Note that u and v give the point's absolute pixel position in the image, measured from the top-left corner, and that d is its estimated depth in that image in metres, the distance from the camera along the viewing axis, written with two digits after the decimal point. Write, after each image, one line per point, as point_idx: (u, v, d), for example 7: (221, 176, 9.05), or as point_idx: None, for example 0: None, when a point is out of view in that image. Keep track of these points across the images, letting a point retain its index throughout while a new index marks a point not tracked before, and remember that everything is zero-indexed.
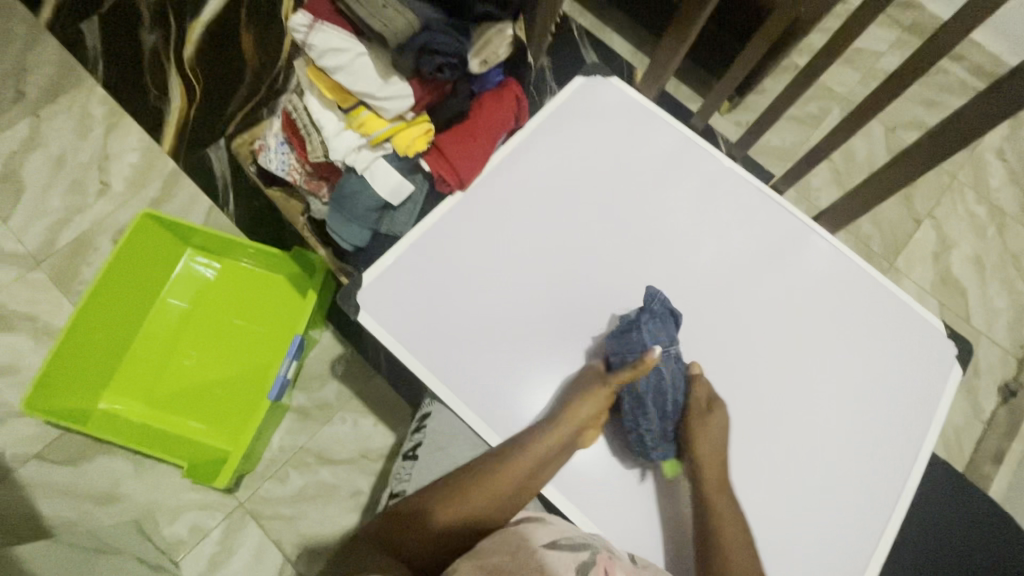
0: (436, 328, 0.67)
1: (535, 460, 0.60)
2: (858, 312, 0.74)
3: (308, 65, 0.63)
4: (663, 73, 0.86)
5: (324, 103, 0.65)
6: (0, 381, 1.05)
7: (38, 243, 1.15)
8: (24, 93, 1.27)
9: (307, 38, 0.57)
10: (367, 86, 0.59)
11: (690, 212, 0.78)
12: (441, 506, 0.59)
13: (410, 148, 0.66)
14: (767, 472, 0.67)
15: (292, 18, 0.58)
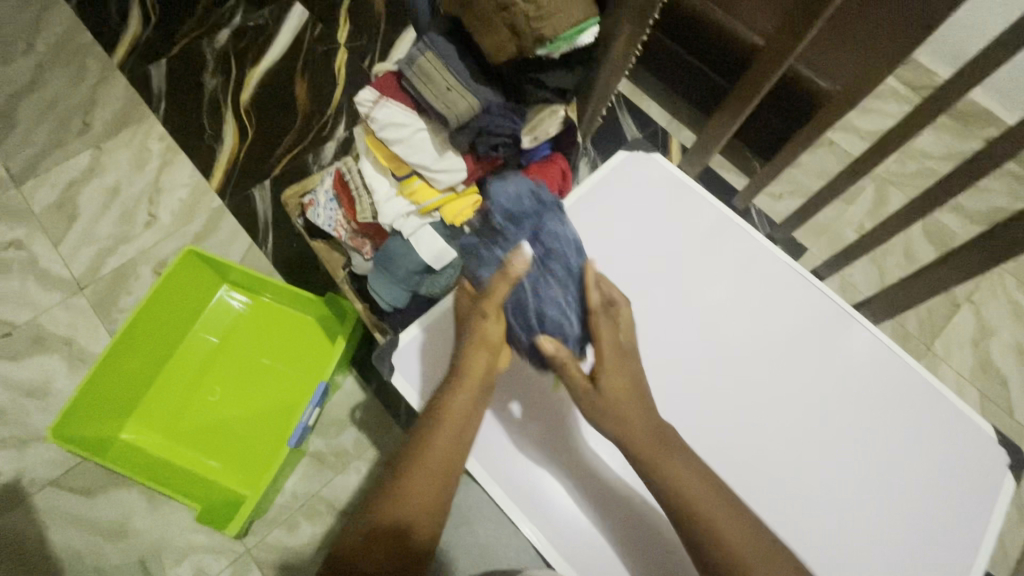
0: None
1: (455, 419, 0.53)
2: (901, 406, 0.71)
3: (367, 134, 0.67)
4: (715, 141, 0.86)
5: (378, 169, 0.69)
6: (30, 403, 1.07)
7: (83, 269, 1.19)
8: (89, 126, 1.35)
9: (372, 113, 0.62)
10: (423, 160, 0.63)
11: (726, 291, 0.78)
12: (379, 521, 0.49)
13: (457, 219, 0.68)
14: None
15: (360, 94, 0.63)
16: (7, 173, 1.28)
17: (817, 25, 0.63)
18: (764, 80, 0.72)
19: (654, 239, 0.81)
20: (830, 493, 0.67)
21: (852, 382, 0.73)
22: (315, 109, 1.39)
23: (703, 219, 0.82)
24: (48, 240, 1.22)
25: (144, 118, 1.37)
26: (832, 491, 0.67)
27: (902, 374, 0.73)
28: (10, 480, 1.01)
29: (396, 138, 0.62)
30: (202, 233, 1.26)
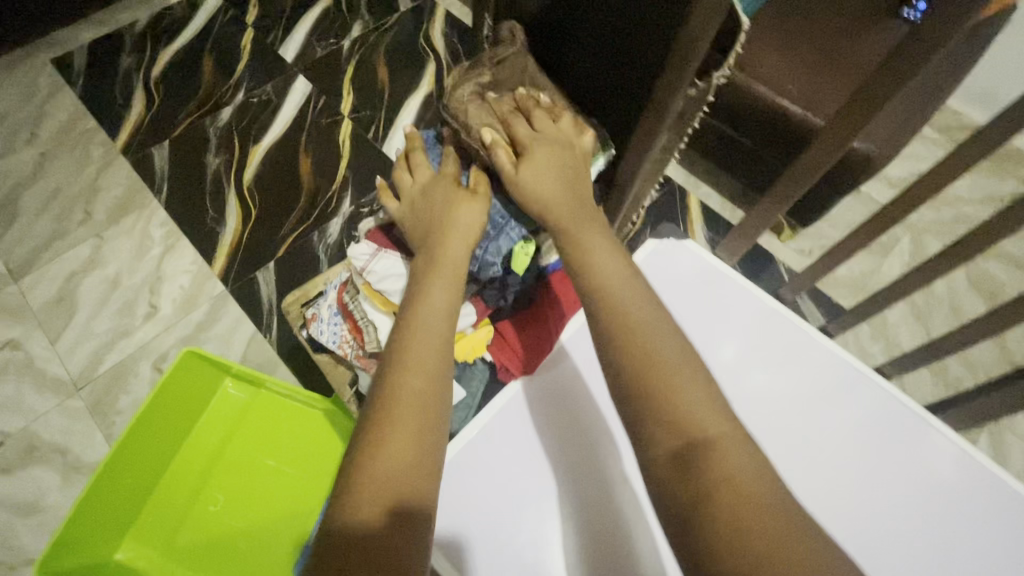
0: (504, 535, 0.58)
1: (426, 318, 0.49)
2: (1003, 542, 0.61)
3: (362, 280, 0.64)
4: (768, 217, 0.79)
5: (378, 307, 0.64)
6: (22, 522, 1.00)
7: (81, 369, 1.14)
8: (92, 214, 1.32)
9: (368, 265, 0.62)
10: None
11: (780, 395, 0.69)
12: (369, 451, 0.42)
13: (468, 354, 0.70)
14: None
15: (354, 248, 0.63)
16: (6, 267, 1.24)
17: (885, 110, 0.56)
18: (824, 163, 0.66)
19: (699, 337, 0.73)
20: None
21: (935, 505, 0.63)
22: (320, 185, 1.35)
23: (748, 310, 0.74)
24: (45, 338, 1.17)
25: (146, 204, 1.34)
26: None
27: (995, 492, 0.63)
28: None
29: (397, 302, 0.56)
30: (204, 323, 1.20)
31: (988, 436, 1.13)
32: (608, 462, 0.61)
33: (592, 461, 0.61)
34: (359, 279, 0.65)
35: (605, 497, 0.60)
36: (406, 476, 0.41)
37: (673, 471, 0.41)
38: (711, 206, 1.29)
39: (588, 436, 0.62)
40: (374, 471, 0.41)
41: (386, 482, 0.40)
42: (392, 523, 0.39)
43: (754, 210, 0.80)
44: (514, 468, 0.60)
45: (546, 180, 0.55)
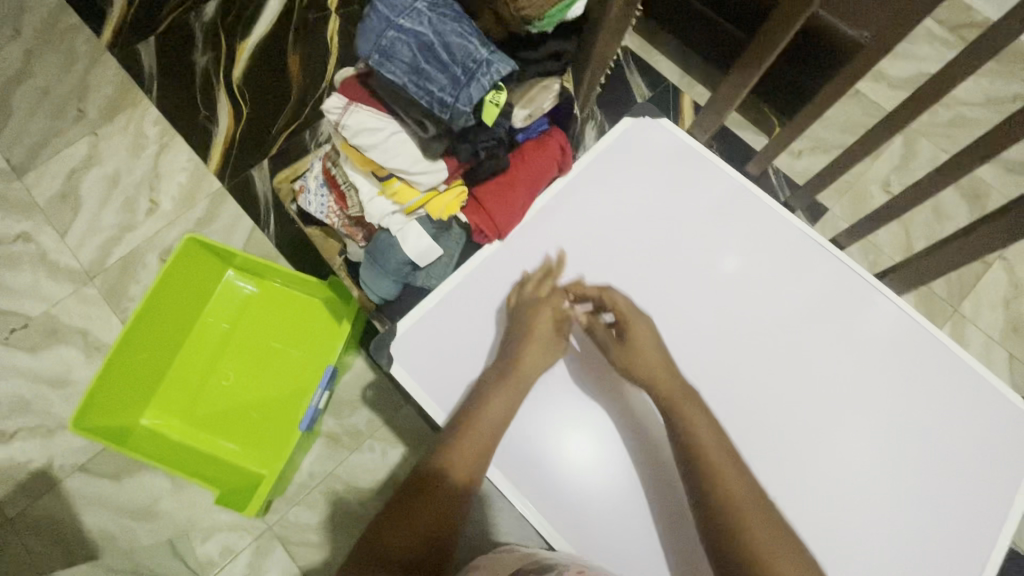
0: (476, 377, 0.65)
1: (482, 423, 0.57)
2: (925, 385, 0.69)
3: (339, 139, 0.63)
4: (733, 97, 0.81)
5: (357, 169, 0.65)
6: (54, 393, 1.10)
7: (91, 260, 1.20)
8: (85, 112, 1.32)
9: (341, 119, 0.56)
10: (401, 163, 0.57)
11: (741, 265, 0.74)
12: (406, 509, 0.51)
13: (444, 213, 0.64)
14: (825, 544, 0.62)
15: (327, 102, 0.58)
16: (9, 165, 1.27)
17: None
18: (786, 31, 0.67)
19: (673, 207, 0.75)
20: (849, 473, 0.65)
21: (874, 358, 0.70)
22: (309, 83, 1.34)
23: (719, 185, 0.77)
24: (54, 231, 1.22)
25: (137, 103, 1.34)
26: (836, 470, 0.65)
27: (925, 346, 0.70)
28: (40, 467, 1.05)
29: (369, 144, 0.56)
30: (205, 218, 1.24)
31: (951, 326, 1.20)
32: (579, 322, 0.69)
33: None
34: (337, 143, 0.65)
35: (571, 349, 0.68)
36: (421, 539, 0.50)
37: None
38: (703, 105, 1.28)
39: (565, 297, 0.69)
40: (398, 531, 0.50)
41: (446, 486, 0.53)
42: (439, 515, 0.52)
43: (721, 87, 0.81)
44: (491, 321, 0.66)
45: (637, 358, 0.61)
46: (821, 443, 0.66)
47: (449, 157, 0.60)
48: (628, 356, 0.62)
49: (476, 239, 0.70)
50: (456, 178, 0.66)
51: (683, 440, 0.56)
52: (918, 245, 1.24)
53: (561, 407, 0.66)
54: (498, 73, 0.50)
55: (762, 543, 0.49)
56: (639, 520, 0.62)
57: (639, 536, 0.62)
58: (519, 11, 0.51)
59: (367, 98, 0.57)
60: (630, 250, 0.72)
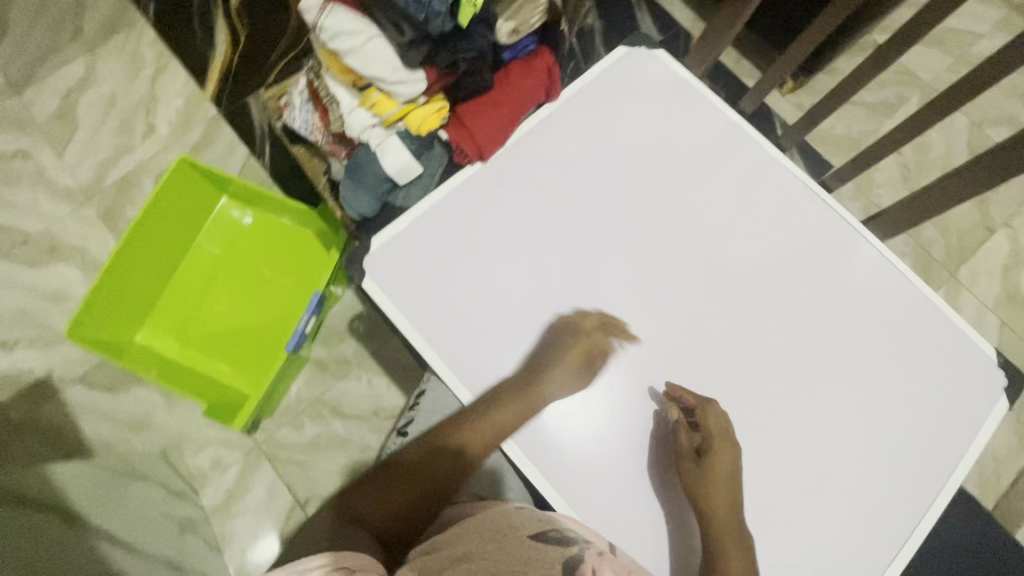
0: (451, 302, 0.65)
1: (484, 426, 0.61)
2: (898, 333, 0.69)
3: (320, 48, 0.62)
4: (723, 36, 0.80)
5: (338, 81, 0.64)
6: (53, 307, 1.13)
7: (89, 180, 1.21)
8: (81, 30, 1.30)
9: (319, 20, 0.54)
10: (380, 70, 0.56)
11: (726, 204, 0.72)
12: (398, 486, 0.58)
13: (421, 128, 0.64)
14: (778, 473, 0.64)
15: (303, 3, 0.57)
16: (7, 81, 1.27)
17: None
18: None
19: (663, 145, 0.73)
20: (808, 408, 0.66)
21: (848, 302, 0.70)
22: None
23: (711, 123, 0.75)
24: (52, 150, 1.23)
25: (135, 23, 1.31)
26: (799, 407, 0.66)
27: (902, 294, 0.70)
28: (40, 376, 1.09)
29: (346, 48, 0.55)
30: (201, 144, 1.24)
31: (945, 292, 1.18)
32: (558, 261, 0.68)
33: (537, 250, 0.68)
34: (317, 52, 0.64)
35: (548, 280, 0.67)
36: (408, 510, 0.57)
37: None
38: None
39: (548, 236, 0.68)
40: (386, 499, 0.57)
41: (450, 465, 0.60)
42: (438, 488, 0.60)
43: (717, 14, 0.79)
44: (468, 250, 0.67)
45: (721, 469, 0.62)
46: (785, 378, 0.67)
47: (429, 68, 0.59)
48: (701, 483, 0.61)
49: (456, 159, 0.70)
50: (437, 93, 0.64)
51: (712, 542, 0.58)
52: None
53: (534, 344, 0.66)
54: None
55: None
56: (619, 478, 0.63)
57: (614, 487, 0.63)
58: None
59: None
60: (614, 185, 0.71)
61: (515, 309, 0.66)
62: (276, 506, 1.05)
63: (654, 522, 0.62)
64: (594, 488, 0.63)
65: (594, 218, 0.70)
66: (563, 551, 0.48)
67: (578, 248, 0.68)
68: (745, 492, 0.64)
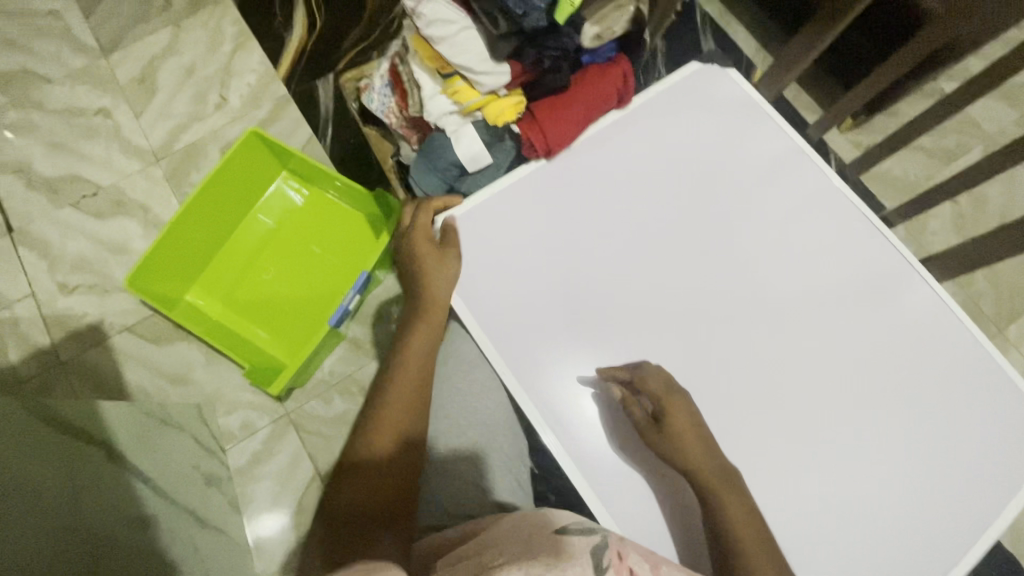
0: (502, 288, 0.67)
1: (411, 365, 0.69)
2: (948, 378, 0.68)
3: (414, 33, 0.65)
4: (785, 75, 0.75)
5: (424, 67, 0.67)
6: (112, 258, 1.19)
7: (160, 142, 1.27)
8: (171, 3, 1.37)
9: (418, 7, 0.58)
10: (468, 61, 0.59)
11: (781, 227, 0.73)
12: (360, 463, 0.63)
13: (499, 118, 0.65)
14: (812, 501, 0.64)
15: None
16: (97, 42, 1.34)
17: None
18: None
19: (725, 161, 0.75)
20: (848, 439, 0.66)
21: (897, 337, 0.69)
22: (383, 4, 1.33)
23: (774, 146, 0.75)
24: (130, 111, 1.30)
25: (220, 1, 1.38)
26: (838, 438, 0.66)
27: (953, 336, 0.69)
28: (93, 321, 1.14)
29: (440, 35, 0.58)
30: (268, 120, 1.29)
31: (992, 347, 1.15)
32: (612, 262, 0.69)
33: (589, 250, 0.69)
34: (409, 37, 0.67)
35: (600, 279, 0.68)
36: (383, 468, 0.63)
37: None
38: None
39: (605, 237, 0.70)
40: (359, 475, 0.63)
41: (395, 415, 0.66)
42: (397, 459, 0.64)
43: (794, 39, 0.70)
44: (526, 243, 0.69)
45: (691, 451, 0.61)
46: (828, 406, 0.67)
47: (514, 63, 0.61)
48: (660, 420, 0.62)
49: (523, 153, 0.74)
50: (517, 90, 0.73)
51: (706, 495, 0.60)
52: None
53: (579, 343, 0.66)
54: None
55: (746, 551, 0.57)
56: (641, 479, 0.63)
57: (638, 489, 0.63)
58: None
59: None
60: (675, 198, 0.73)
61: (553, 299, 0.67)
62: (297, 475, 1.08)
63: (675, 533, 0.62)
64: (619, 488, 0.63)
65: (650, 226, 0.71)
66: (589, 539, 0.49)
67: (631, 253, 0.70)
68: (777, 516, 0.63)
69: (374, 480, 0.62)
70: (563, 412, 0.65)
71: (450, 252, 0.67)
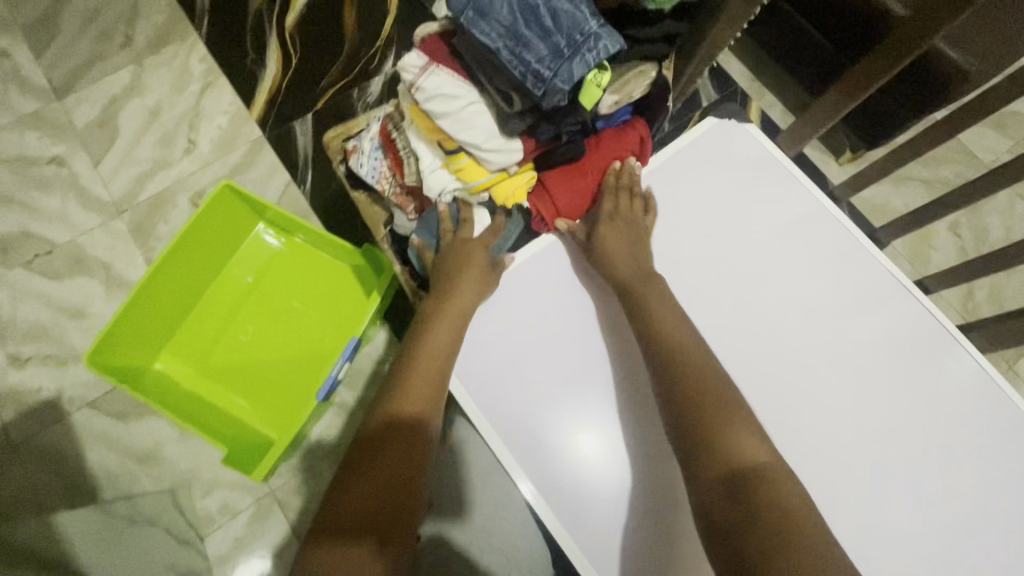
0: (507, 373, 0.62)
1: (427, 358, 0.58)
2: (1004, 464, 0.61)
3: (412, 104, 0.64)
4: (825, 121, 0.76)
5: (424, 139, 0.66)
6: (70, 323, 1.08)
7: (122, 192, 1.17)
8: (131, 40, 1.27)
9: (419, 80, 0.58)
10: (473, 137, 0.59)
11: (806, 295, 0.67)
12: (361, 467, 0.51)
13: (507, 201, 0.67)
14: None
15: (407, 58, 0.59)
16: (49, 84, 1.24)
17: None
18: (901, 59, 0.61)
19: (745, 224, 0.69)
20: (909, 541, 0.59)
21: (944, 418, 0.63)
22: (363, 40, 1.26)
23: (796, 207, 0.70)
24: (88, 159, 1.19)
25: (185, 36, 1.29)
26: (893, 536, 0.59)
27: (1005, 414, 0.63)
28: (49, 396, 1.03)
29: (443, 111, 0.58)
30: (240, 165, 1.20)
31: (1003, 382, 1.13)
32: (624, 335, 0.64)
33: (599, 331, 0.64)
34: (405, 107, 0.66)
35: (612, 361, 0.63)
36: (392, 471, 0.51)
37: (725, 494, 0.47)
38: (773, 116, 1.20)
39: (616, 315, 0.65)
40: (361, 478, 0.50)
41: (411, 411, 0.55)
42: (390, 513, 0.49)
43: (818, 103, 0.75)
44: (520, 308, 0.65)
45: (620, 269, 0.63)
46: (877, 500, 0.61)
47: (527, 138, 0.61)
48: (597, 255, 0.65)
49: (533, 226, 0.71)
50: (528, 163, 0.67)
51: (666, 372, 0.56)
52: (979, 295, 1.16)
53: (577, 404, 0.61)
54: (605, 49, 0.50)
55: (718, 422, 0.52)
56: None
57: None
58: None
59: (453, 64, 0.58)
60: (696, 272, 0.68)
61: (563, 380, 0.62)
62: (285, 561, 0.98)
63: None
64: None
65: None
66: None
67: None
68: None
69: (379, 487, 0.49)
70: (576, 502, 0.58)
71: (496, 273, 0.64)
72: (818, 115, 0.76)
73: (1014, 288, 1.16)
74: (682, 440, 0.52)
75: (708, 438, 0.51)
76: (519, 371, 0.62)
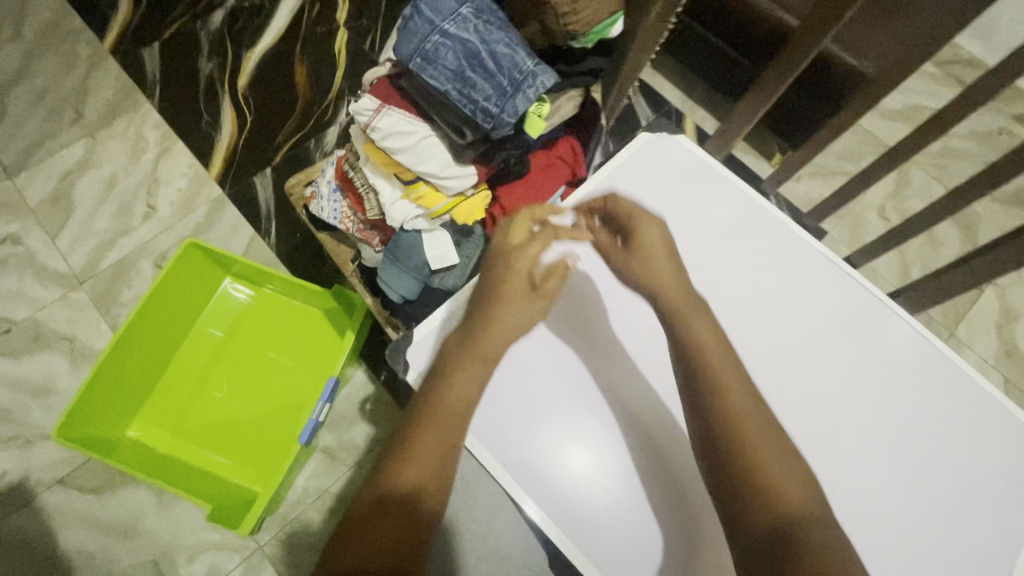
0: (498, 396, 0.59)
1: (457, 395, 0.52)
2: (949, 419, 0.64)
3: (365, 142, 0.70)
4: (741, 127, 0.85)
5: (380, 174, 0.71)
6: (34, 402, 1.05)
7: (82, 263, 1.16)
8: (83, 115, 1.29)
9: (373, 121, 0.63)
10: (429, 166, 0.65)
11: (750, 279, 0.71)
12: (370, 515, 0.45)
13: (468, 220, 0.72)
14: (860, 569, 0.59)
15: (360, 103, 0.64)
16: None
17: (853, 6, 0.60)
18: (797, 62, 0.70)
19: (687, 221, 0.74)
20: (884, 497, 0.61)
21: (897, 377, 0.65)
22: (315, 93, 1.31)
23: (729, 204, 0.75)
24: (45, 235, 1.18)
25: (139, 106, 1.31)
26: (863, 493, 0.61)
27: (954, 376, 0.65)
28: (16, 480, 0.99)
29: (399, 146, 0.64)
30: (203, 224, 1.22)
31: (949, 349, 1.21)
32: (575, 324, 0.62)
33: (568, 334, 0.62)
34: (361, 147, 0.72)
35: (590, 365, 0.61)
36: (400, 521, 0.45)
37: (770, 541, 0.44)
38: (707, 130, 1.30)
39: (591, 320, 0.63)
40: (366, 528, 0.44)
41: (427, 453, 0.48)
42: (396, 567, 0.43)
43: (743, 99, 0.81)
44: None
45: (666, 287, 0.58)
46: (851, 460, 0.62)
47: (481, 164, 0.68)
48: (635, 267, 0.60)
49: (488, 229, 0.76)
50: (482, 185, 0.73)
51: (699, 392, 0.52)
52: (913, 271, 1.26)
53: (572, 419, 0.58)
54: (542, 84, 0.58)
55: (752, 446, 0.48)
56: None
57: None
58: (566, 25, 0.58)
59: (403, 104, 0.64)
60: None
61: (552, 394, 0.59)
62: None
63: None
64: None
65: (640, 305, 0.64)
66: None
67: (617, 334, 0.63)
68: None
69: (386, 539, 0.44)
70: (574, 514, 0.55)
71: (540, 300, 0.58)
72: (734, 125, 0.85)
73: (940, 260, 1.27)
74: (724, 480, 0.48)
75: (746, 470, 0.47)
76: (517, 385, 0.59)
